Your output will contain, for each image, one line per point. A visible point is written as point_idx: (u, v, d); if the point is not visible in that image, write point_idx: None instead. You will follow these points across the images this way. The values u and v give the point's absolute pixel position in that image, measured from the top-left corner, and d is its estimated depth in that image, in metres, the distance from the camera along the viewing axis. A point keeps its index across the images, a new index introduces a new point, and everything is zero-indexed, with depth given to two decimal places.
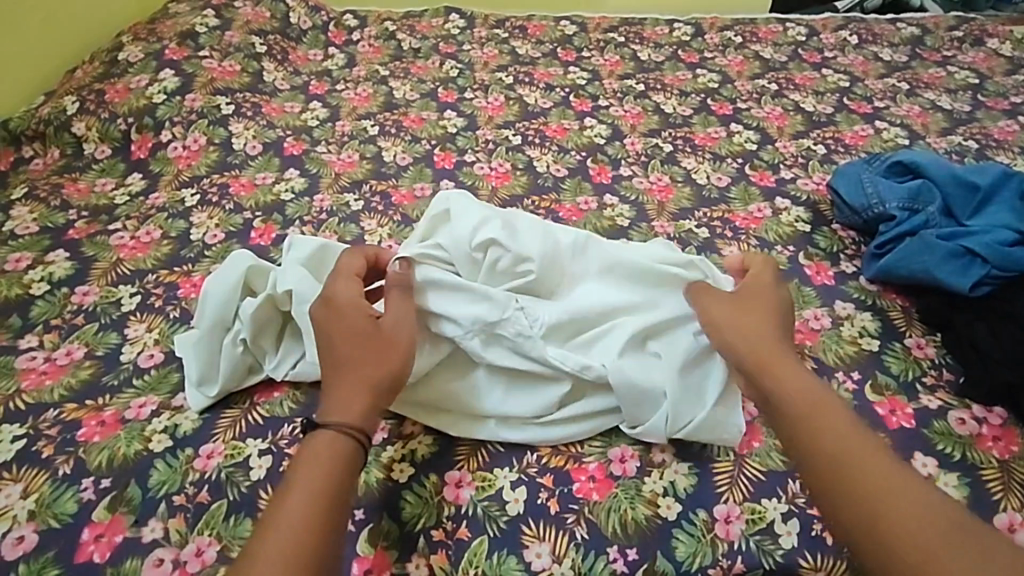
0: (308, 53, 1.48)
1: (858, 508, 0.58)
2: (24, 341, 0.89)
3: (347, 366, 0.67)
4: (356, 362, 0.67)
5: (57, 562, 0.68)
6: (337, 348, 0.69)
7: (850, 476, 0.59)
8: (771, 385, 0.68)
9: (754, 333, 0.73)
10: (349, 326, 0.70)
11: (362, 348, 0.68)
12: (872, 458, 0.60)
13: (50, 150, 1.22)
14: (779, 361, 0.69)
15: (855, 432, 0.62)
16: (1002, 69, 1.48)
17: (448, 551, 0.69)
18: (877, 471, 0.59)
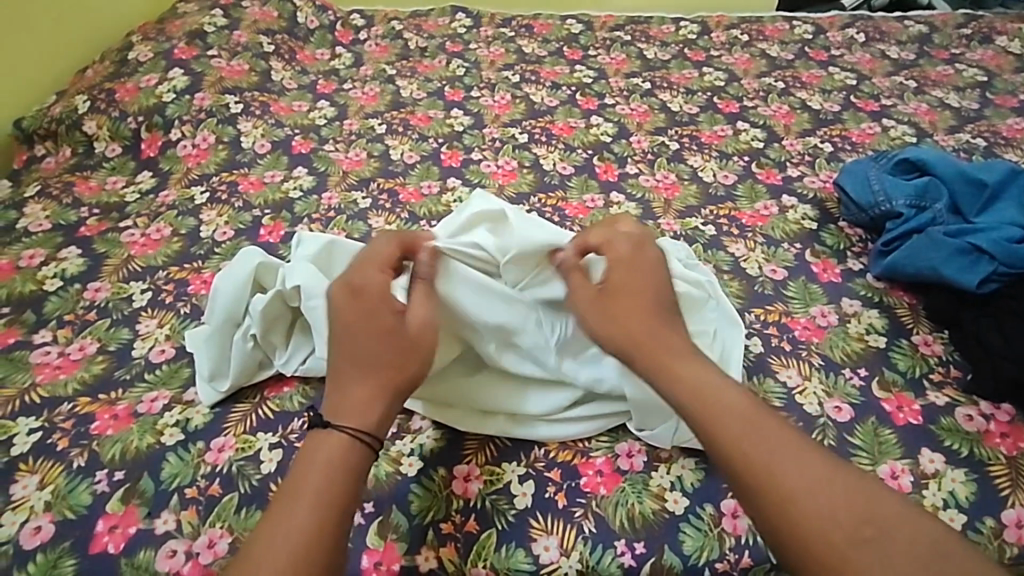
0: (316, 53, 1.49)
1: (768, 499, 0.59)
2: (37, 336, 0.90)
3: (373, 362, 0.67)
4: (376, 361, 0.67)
5: (73, 552, 0.69)
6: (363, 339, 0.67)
7: (771, 487, 0.59)
8: (675, 388, 0.66)
9: (629, 325, 0.69)
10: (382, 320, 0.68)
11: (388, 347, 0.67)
12: (787, 461, 0.60)
13: (62, 148, 1.23)
14: (672, 358, 0.67)
15: (767, 434, 0.62)
16: (1011, 67, 1.47)
17: (457, 544, 0.70)
18: (796, 475, 0.59)
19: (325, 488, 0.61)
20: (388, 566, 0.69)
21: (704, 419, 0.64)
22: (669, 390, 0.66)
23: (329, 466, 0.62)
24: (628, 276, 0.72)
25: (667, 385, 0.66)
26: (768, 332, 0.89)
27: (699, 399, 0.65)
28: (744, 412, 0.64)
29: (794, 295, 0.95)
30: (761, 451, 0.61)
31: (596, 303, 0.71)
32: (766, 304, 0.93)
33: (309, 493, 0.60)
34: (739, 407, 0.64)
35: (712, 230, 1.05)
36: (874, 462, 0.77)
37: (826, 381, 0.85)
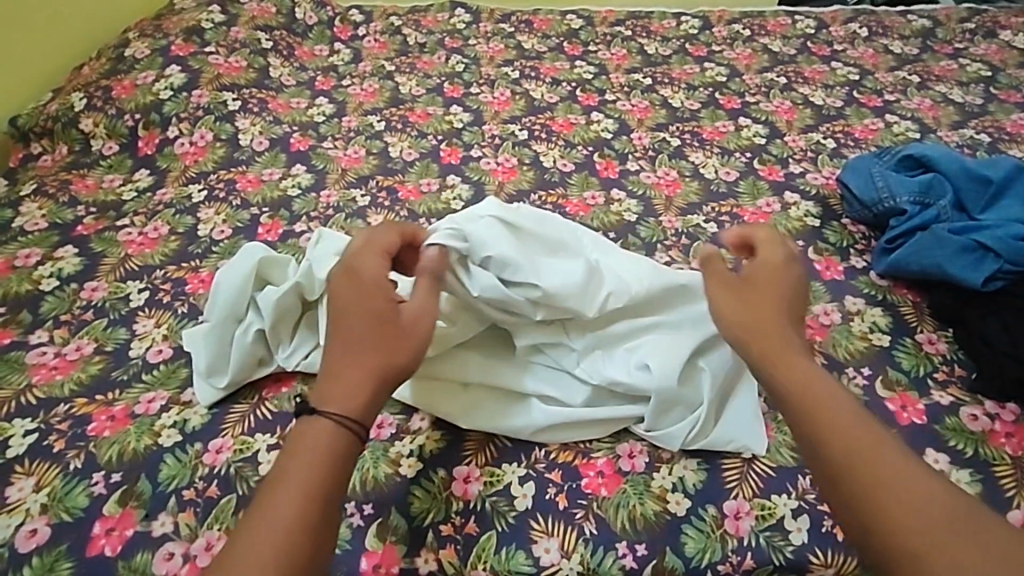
0: (314, 49, 1.47)
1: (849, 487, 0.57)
2: (34, 336, 0.89)
3: (359, 348, 0.64)
4: (364, 342, 0.64)
5: (69, 555, 0.68)
6: (343, 330, 0.65)
7: (864, 474, 0.57)
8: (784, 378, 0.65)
9: (762, 316, 0.69)
10: (361, 303, 0.66)
11: (372, 326, 0.65)
12: (883, 455, 0.58)
13: (58, 146, 1.22)
14: (788, 350, 0.67)
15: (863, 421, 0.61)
16: (1015, 61, 1.46)
17: (457, 546, 0.69)
18: (895, 466, 0.57)
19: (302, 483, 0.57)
20: (388, 568, 0.68)
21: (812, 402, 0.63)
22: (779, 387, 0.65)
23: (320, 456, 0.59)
24: (771, 280, 0.73)
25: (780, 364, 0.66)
26: None
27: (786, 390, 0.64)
28: (844, 401, 0.62)
29: None
30: (843, 446, 0.59)
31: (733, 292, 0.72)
32: None
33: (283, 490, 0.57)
34: (834, 395, 0.63)
35: (713, 227, 1.04)
36: None
37: None
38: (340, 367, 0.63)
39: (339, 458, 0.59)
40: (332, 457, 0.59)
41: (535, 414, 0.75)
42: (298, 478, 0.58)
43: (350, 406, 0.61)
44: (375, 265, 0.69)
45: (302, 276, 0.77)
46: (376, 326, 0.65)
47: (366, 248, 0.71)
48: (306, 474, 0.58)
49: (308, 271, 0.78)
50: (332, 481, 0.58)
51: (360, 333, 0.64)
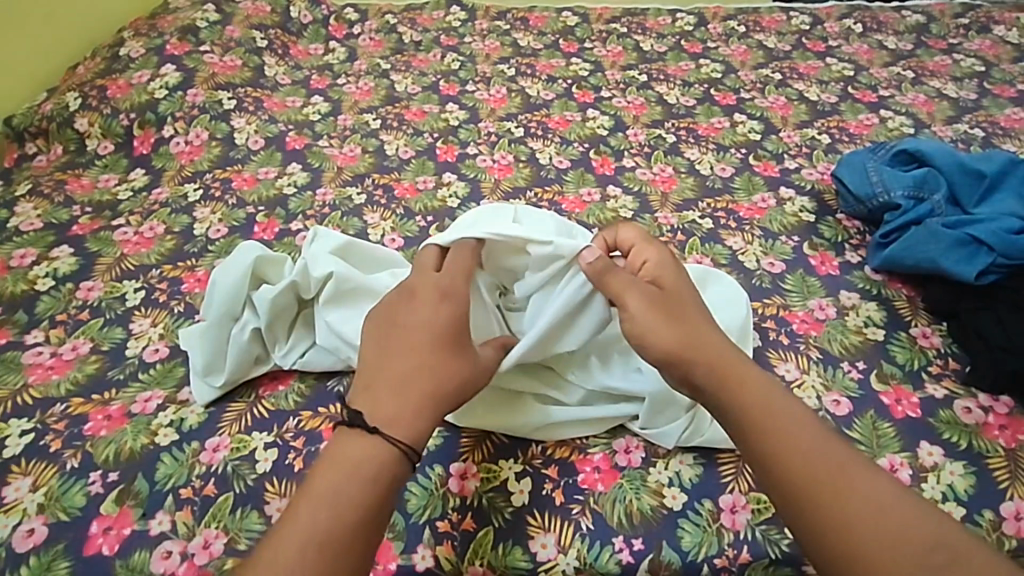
0: (309, 47, 1.47)
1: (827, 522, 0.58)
2: (29, 336, 0.89)
3: (421, 374, 0.64)
4: (432, 370, 0.65)
5: (67, 554, 0.68)
6: (396, 358, 0.65)
7: (819, 510, 0.58)
8: (732, 398, 0.64)
9: (689, 330, 0.67)
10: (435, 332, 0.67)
11: (440, 355, 0.66)
12: (826, 473, 0.59)
13: (54, 146, 1.22)
14: (735, 365, 0.66)
15: (799, 435, 0.62)
16: (1009, 56, 1.47)
17: (454, 542, 0.69)
18: (843, 480, 0.59)
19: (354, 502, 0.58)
20: (385, 565, 0.68)
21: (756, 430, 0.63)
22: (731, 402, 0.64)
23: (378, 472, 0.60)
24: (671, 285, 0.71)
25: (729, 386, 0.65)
26: (765, 326, 0.89)
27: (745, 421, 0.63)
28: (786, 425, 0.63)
29: (792, 289, 0.94)
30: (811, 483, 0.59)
31: (652, 305, 0.68)
32: (764, 297, 0.93)
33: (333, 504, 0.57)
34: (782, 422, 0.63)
35: (708, 223, 1.04)
36: (873, 455, 0.77)
37: (824, 375, 0.84)
38: (403, 386, 0.64)
39: (379, 477, 0.59)
40: (374, 476, 0.59)
41: (533, 413, 0.75)
42: (339, 493, 0.58)
43: (400, 429, 0.61)
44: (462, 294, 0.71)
45: (297, 275, 0.79)
46: (448, 359, 0.66)
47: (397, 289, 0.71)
48: (345, 492, 0.58)
49: (303, 270, 0.79)
50: (373, 503, 0.58)
51: (431, 358, 0.65)
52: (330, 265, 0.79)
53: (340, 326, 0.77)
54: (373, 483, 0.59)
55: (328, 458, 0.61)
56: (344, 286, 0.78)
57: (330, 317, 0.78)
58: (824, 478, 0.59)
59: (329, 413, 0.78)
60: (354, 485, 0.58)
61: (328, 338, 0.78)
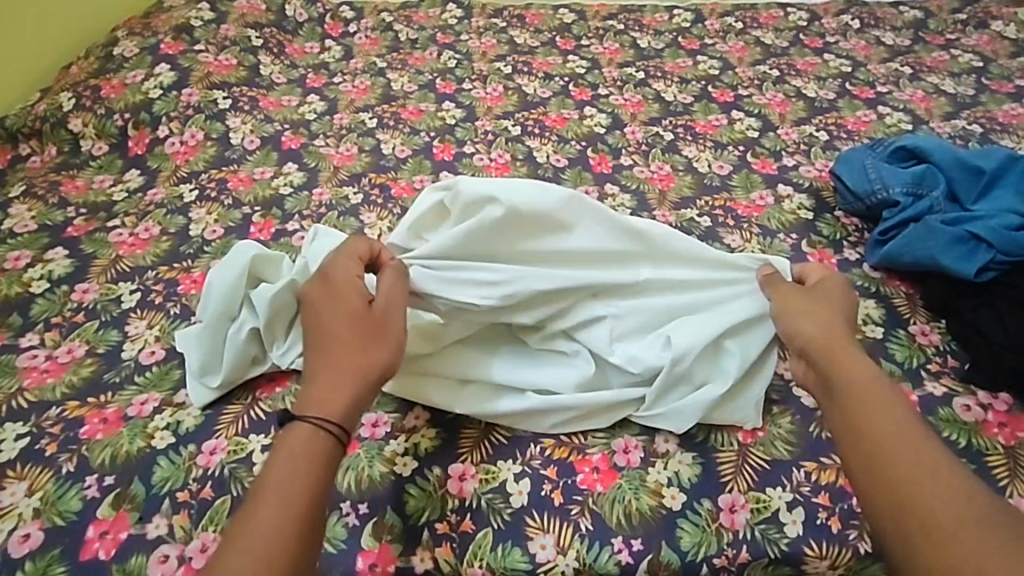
0: (305, 45, 1.45)
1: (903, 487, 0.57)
2: (24, 339, 0.89)
3: (340, 352, 0.65)
4: (346, 345, 0.66)
5: (63, 559, 0.68)
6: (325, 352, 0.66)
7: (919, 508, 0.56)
8: (841, 390, 0.64)
9: (827, 327, 0.70)
10: (342, 310, 0.67)
11: (350, 330, 0.66)
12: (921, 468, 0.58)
13: (47, 147, 1.21)
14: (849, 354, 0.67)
15: (886, 423, 0.61)
16: (1007, 51, 1.46)
17: (453, 544, 0.69)
18: (939, 476, 0.57)
19: (288, 485, 0.57)
20: (384, 567, 0.68)
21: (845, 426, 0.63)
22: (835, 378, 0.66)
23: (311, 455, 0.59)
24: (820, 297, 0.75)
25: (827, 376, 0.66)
26: None
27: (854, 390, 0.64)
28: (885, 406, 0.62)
29: None
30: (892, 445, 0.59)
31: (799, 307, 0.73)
32: None
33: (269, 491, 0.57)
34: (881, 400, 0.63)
35: (707, 221, 1.04)
36: None
37: None
38: (330, 373, 0.64)
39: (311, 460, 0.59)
40: (314, 465, 0.59)
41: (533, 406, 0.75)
42: (283, 486, 0.57)
43: (329, 411, 0.62)
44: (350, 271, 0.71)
45: (297, 273, 0.78)
46: (357, 332, 0.66)
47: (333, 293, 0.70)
48: (291, 483, 0.58)
49: (303, 269, 0.79)
50: (317, 489, 0.58)
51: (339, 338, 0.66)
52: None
53: None
54: (308, 464, 0.59)
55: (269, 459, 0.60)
56: None
57: None
58: (909, 447, 0.59)
59: None
60: (298, 476, 0.58)
61: None
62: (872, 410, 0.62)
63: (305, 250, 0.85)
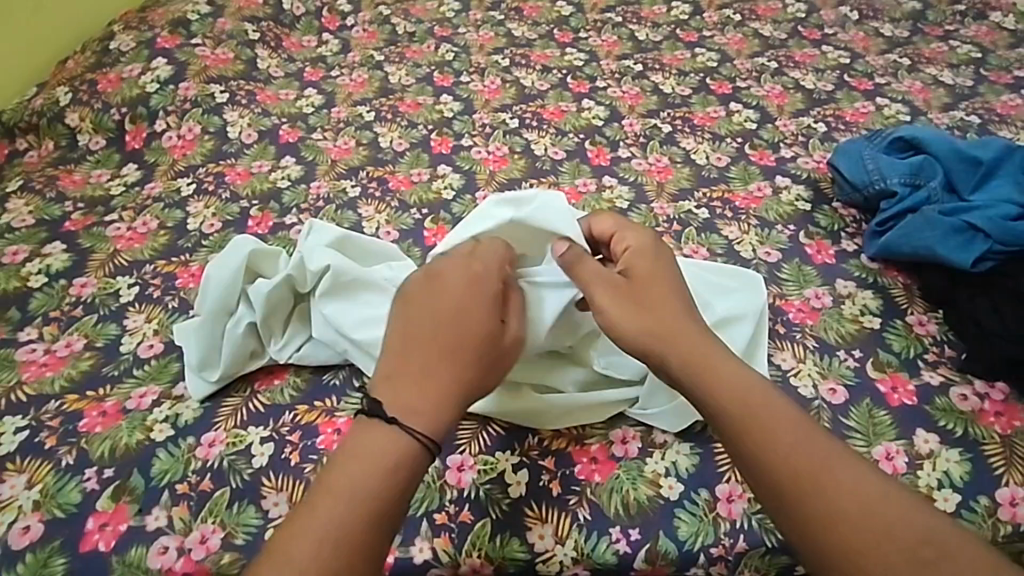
0: (302, 39, 1.44)
1: (809, 500, 0.58)
2: (23, 333, 0.89)
3: (443, 360, 0.64)
4: (471, 363, 0.65)
5: (63, 551, 0.69)
6: (430, 350, 0.64)
7: (823, 515, 0.57)
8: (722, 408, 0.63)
9: (659, 314, 0.68)
10: (472, 323, 0.66)
11: (477, 349, 0.65)
12: (818, 468, 0.59)
13: (44, 141, 1.21)
14: (715, 356, 0.65)
15: (781, 431, 0.61)
16: (1005, 42, 1.46)
17: (452, 534, 0.70)
18: (845, 483, 0.58)
19: (369, 492, 0.57)
20: None
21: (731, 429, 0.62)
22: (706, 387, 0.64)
23: (396, 465, 0.59)
24: (652, 271, 0.72)
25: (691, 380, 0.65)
26: None
27: (744, 395, 0.63)
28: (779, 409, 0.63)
29: (788, 278, 0.94)
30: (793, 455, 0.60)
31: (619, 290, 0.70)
32: None
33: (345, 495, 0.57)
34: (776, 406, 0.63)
35: (705, 213, 1.04)
36: (869, 444, 0.77)
37: (820, 363, 0.84)
38: (429, 381, 0.63)
39: (396, 471, 0.59)
40: (395, 475, 0.59)
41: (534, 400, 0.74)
42: (361, 489, 0.57)
43: (431, 424, 0.61)
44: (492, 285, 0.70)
45: (294, 268, 0.78)
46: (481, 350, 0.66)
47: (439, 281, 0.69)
48: (369, 488, 0.57)
49: (300, 263, 0.79)
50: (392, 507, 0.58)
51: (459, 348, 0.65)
52: (328, 258, 0.79)
53: (337, 318, 0.77)
54: (390, 476, 0.59)
55: (348, 451, 0.60)
56: (341, 278, 0.78)
57: (328, 309, 0.78)
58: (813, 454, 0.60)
59: (325, 407, 0.78)
60: (376, 480, 0.58)
61: (325, 330, 0.78)
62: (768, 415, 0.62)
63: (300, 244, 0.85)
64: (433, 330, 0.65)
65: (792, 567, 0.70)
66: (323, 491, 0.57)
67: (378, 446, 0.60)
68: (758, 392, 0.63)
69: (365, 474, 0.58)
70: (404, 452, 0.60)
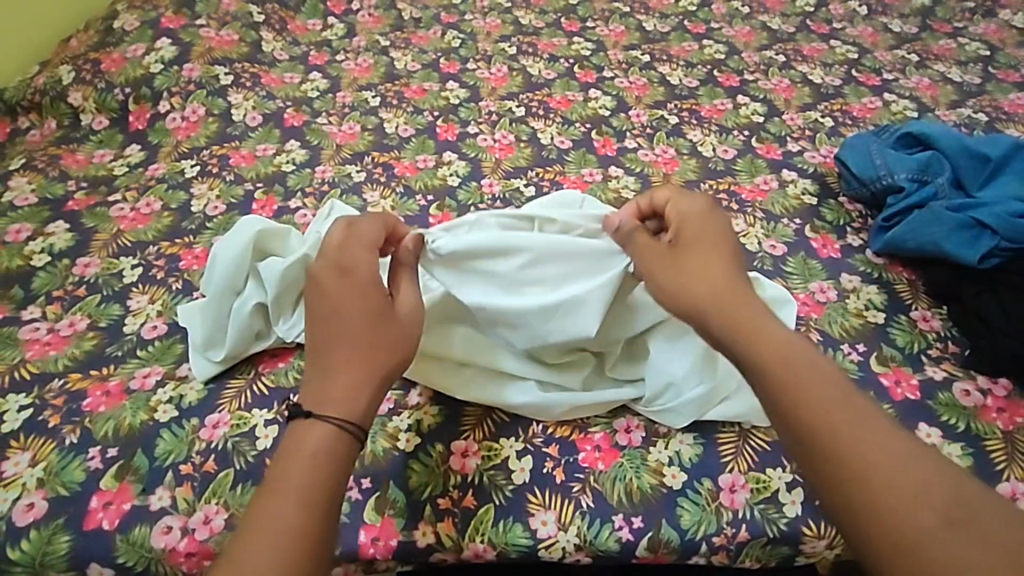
0: (308, 23, 1.42)
1: (833, 452, 0.55)
2: (25, 312, 0.88)
3: (348, 351, 0.63)
4: (359, 341, 0.63)
5: (67, 528, 0.69)
6: (338, 339, 0.63)
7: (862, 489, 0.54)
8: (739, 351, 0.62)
9: (707, 278, 0.67)
10: (353, 304, 0.65)
11: (367, 326, 0.64)
12: (875, 447, 0.55)
13: (46, 120, 1.20)
14: (754, 317, 0.64)
15: (815, 384, 0.59)
16: (1014, 41, 1.45)
17: (455, 519, 0.70)
18: (876, 446, 0.55)
19: (307, 475, 0.56)
20: (386, 541, 0.69)
21: (785, 404, 0.59)
22: (736, 338, 0.63)
23: (320, 452, 0.58)
24: (699, 237, 0.72)
25: (749, 345, 0.62)
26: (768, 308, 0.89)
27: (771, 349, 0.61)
28: (812, 368, 0.60)
29: (793, 271, 0.94)
30: (820, 404, 0.57)
31: (667, 260, 0.70)
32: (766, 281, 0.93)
33: (281, 487, 0.55)
34: (809, 365, 0.60)
35: None
36: None
37: (824, 356, 0.84)
38: (334, 371, 0.62)
39: (326, 456, 0.57)
40: (324, 460, 0.57)
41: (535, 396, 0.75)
42: (291, 486, 0.55)
43: (347, 407, 0.60)
44: (365, 259, 0.69)
45: (311, 248, 0.78)
46: (368, 328, 0.64)
47: (341, 271, 0.67)
48: (294, 479, 0.56)
49: (318, 243, 0.79)
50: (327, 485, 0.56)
51: (360, 334, 0.63)
52: None
53: None
54: (319, 460, 0.57)
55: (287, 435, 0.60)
56: None
57: None
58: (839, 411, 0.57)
59: None
60: (313, 454, 0.57)
61: None
62: (805, 370, 0.60)
63: (321, 222, 0.85)
64: (337, 322, 0.64)
65: (793, 558, 0.71)
66: (261, 493, 0.56)
67: (307, 439, 0.58)
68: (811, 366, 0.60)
69: (296, 461, 0.57)
70: (330, 435, 0.58)
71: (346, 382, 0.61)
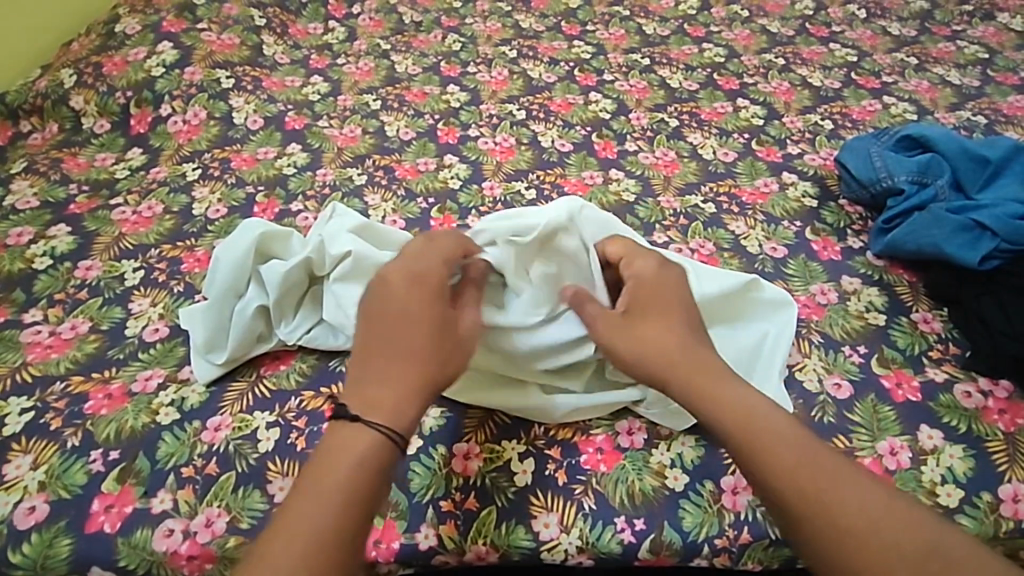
0: (308, 26, 1.43)
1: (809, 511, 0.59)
2: (27, 315, 0.89)
3: (401, 359, 0.64)
4: (417, 352, 0.64)
5: (68, 531, 0.69)
6: (393, 343, 0.64)
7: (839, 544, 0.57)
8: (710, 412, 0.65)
9: (664, 335, 0.69)
10: (418, 311, 0.66)
11: (429, 338, 0.65)
12: (844, 500, 0.59)
13: (48, 124, 1.20)
14: (714, 375, 0.67)
15: (780, 444, 0.62)
16: (1012, 44, 1.46)
17: (457, 522, 0.70)
18: (844, 499, 0.59)
19: (351, 477, 0.57)
20: (388, 544, 0.69)
21: (758, 471, 0.61)
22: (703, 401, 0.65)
23: (367, 458, 0.58)
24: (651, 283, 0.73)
25: (711, 409, 0.65)
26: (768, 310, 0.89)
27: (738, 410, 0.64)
28: (774, 424, 0.63)
29: (794, 274, 0.94)
30: (786, 464, 0.61)
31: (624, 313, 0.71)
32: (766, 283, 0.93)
33: (327, 488, 0.56)
34: (773, 422, 0.63)
35: (711, 208, 1.04)
36: (873, 439, 0.77)
37: (826, 358, 0.84)
38: (386, 377, 0.63)
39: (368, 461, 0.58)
40: (369, 465, 0.58)
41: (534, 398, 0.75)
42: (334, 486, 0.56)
43: (392, 418, 0.61)
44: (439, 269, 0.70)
45: (312, 251, 0.78)
46: (434, 341, 0.65)
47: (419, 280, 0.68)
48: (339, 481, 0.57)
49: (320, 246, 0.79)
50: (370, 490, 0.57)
51: (416, 344, 0.64)
52: (345, 242, 0.79)
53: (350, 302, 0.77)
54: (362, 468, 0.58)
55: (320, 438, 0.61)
56: (362, 262, 0.78)
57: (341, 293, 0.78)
58: (807, 467, 0.61)
59: (331, 393, 0.78)
60: (356, 459, 0.58)
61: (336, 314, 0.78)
62: (766, 424, 0.63)
63: (321, 224, 0.86)
64: (399, 329, 0.65)
65: (795, 560, 0.71)
66: (303, 492, 0.57)
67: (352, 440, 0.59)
68: (772, 421, 0.63)
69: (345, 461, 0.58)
70: (374, 443, 0.59)
71: (398, 390, 0.62)
